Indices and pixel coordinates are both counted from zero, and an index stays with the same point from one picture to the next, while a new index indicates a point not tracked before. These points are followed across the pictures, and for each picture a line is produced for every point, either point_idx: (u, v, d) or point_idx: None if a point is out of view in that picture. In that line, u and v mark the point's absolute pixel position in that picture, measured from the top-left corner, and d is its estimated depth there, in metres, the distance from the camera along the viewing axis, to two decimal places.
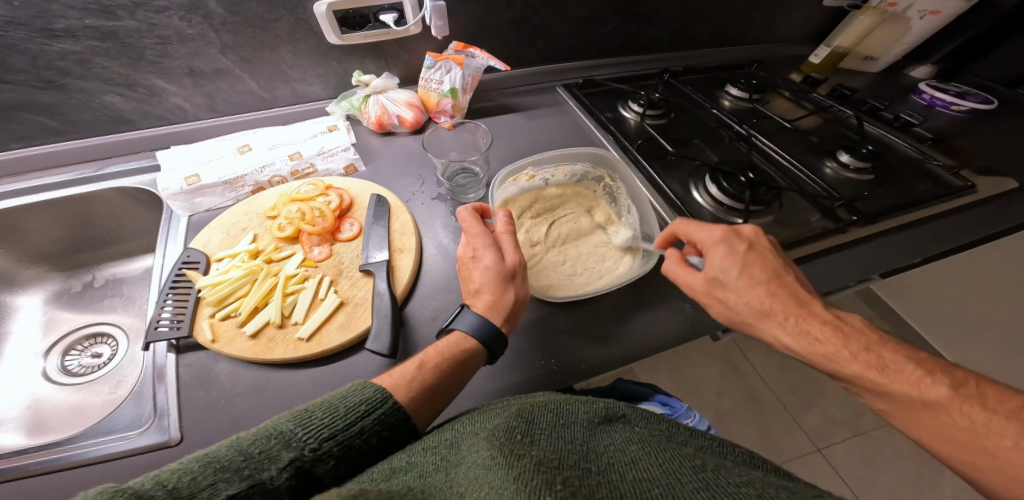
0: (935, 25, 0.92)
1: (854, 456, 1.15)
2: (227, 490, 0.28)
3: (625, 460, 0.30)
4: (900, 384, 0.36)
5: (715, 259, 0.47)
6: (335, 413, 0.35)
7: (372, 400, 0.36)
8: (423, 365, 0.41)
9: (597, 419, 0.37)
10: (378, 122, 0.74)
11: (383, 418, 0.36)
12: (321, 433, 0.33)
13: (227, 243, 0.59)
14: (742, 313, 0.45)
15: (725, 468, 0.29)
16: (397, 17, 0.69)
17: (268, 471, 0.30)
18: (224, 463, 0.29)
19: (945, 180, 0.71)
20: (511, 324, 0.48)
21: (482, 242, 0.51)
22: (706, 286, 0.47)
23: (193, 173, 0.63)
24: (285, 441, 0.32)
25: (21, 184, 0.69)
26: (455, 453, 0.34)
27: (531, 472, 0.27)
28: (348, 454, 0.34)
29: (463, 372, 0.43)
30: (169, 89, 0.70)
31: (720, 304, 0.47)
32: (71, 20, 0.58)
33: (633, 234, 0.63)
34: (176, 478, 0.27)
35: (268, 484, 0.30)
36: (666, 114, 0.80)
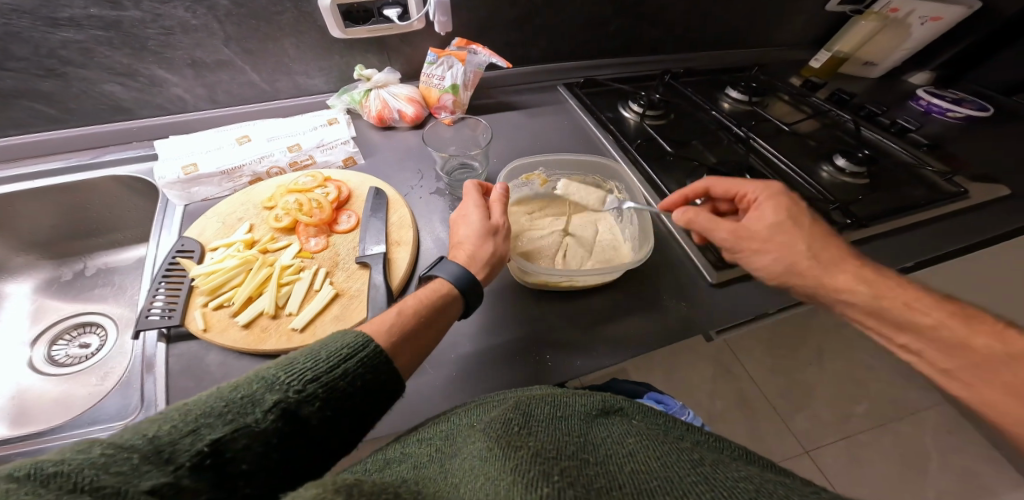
0: (934, 31, 0.93)
1: (842, 458, 1.15)
2: (211, 434, 0.24)
3: (623, 452, 0.30)
4: (984, 339, 0.37)
5: (771, 207, 0.47)
6: (318, 356, 0.32)
7: (355, 343, 0.34)
8: (401, 312, 0.40)
9: (595, 412, 0.37)
10: (379, 116, 0.74)
11: (369, 360, 0.33)
12: (305, 375, 0.30)
13: (223, 232, 0.59)
14: (806, 255, 0.45)
15: (722, 463, 0.29)
16: (401, 12, 0.69)
17: (252, 415, 0.27)
18: (204, 409, 0.25)
19: (939, 185, 0.71)
20: (489, 277, 0.49)
21: (473, 198, 0.52)
22: (771, 230, 0.46)
23: (191, 162, 0.63)
24: (268, 385, 0.28)
25: (18, 171, 0.69)
26: (451, 445, 0.35)
27: (528, 463, 0.27)
28: (336, 397, 0.31)
29: (441, 318, 0.43)
30: (171, 79, 0.70)
31: (781, 247, 0.45)
32: (76, 9, 0.58)
33: (631, 245, 0.59)
34: (156, 426, 0.24)
35: (254, 428, 0.26)
36: (666, 115, 0.81)
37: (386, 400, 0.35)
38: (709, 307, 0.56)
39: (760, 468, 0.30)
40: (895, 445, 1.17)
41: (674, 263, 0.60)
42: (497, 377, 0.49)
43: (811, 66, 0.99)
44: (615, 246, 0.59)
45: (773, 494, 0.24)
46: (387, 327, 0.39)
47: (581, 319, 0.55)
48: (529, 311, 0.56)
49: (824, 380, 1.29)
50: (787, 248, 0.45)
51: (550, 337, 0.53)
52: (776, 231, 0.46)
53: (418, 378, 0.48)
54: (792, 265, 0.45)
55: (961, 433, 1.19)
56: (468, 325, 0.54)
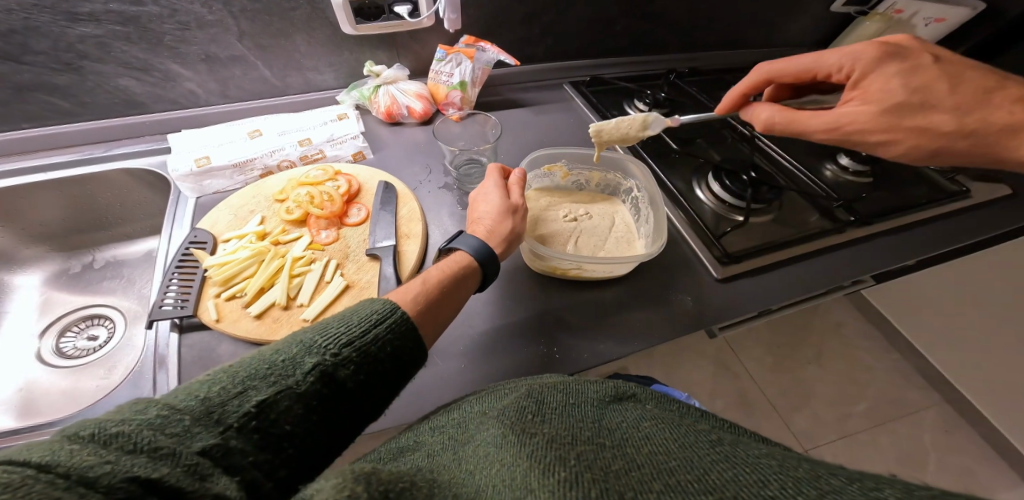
0: (940, 32, 0.95)
1: (840, 457, 1.16)
2: (257, 396, 0.26)
3: (639, 435, 0.31)
4: None
5: (878, 82, 0.47)
6: (350, 322, 0.33)
7: (383, 309, 0.35)
8: (427, 281, 0.42)
9: (608, 398, 0.38)
10: (388, 112, 0.75)
11: (397, 326, 0.34)
12: (340, 340, 0.31)
13: (235, 224, 0.60)
14: (950, 125, 0.46)
15: (742, 443, 0.29)
16: (411, 9, 0.70)
17: (292, 378, 0.28)
18: (250, 371, 0.27)
19: (940, 184, 0.72)
20: (506, 253, 0.50)
21: (493, 181, 0.55)
22: (893, 108, 0.47)
23: (204, 154, 0.64)
24: (306, 348, 0.30)
25: (30, 163, 0.70)
26: (463, 433, 0.35)
27: (544, 449, 0.28)
28: (368, 361, 0.32)
29: (462, 290, 0.45)
30: (184, 74, 0.70)
31: (896, 124, 0.47)
32: (96, 4, 0.59)
33: (644, 244, 0.59)
34: (205, 388, 0.25)
35: (297, 390, 0.28)
36: (671, 113, 0.81)
37: (411, 367, 0.36)
38: (714, 301, 0.57)
39: (773, 446, 0.31)
40: (892, 444, 1.18)
41: (680, 260, 0.61)
42: (504, 367, 0.50)
43: None
44: (629, 245, 0.60)
45: (795, 467, 0.25)
46: (414, 294, 0.40)
47: (588, 312, 0.56)
48: (536, 303, 0.57)
49: (824, 379, 1.29)
50: (906, 122, 0.47)
51: (557, 330, 0.54)
52: (892, 111, 0.47)
53: (427, 369, 0.49)
54: (938, 143, 0.47)
55: (960, 432, 1.19)
56: (476, 318, 0.55)
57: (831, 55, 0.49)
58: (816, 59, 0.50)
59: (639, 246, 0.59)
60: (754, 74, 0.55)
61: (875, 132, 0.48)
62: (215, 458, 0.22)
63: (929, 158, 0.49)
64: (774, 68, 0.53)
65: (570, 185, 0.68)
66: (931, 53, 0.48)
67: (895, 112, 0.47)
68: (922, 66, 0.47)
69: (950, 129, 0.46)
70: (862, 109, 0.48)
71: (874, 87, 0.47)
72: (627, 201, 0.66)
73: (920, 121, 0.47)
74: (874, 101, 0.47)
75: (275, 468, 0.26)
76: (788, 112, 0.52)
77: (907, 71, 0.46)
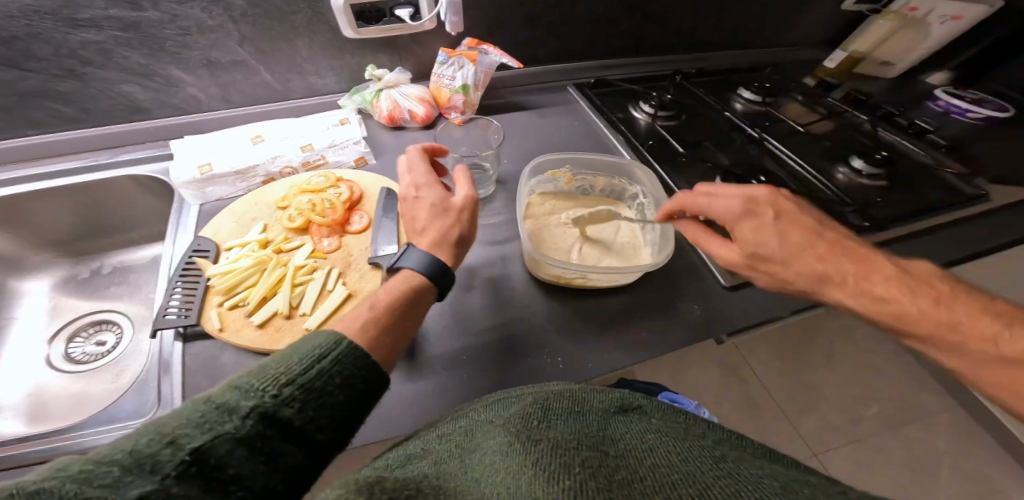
0: (956, 30, 0.91)
1: (850, 462, 1.15)
2: (191, 443, 0.22)
3: (642, 446, 0.30)
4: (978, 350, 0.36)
5: (743, 231, 0.44)
6: (291, 358, 0.29)
7: (327, 341, 0.32)
8: (374, 306, 0.40)
9: (612, 409, 0.37)
10: (390, 117, 0.74)
11: (345, 357, 0.31)
12: (279, 379, 0.28)
13: (237, 231, 0.59)
14: (802, 280, 0.42)
15: (745, 460, 0.28)
16: (413, 12, 0.69)
17: (229, 423, 0.24)
18: (176, 423, 0.23)
19: (957, 188, 0.70)
20: (457, 256, 0.49)
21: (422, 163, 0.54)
22: (754, 254, 0.44)
23: (206, 161, 0.63)
24: (242, 392, 0.26)
25: (36, 170, 0.70)
26: (470, 439, 0.35)
27: (548, 456, 0.28)
28: (319, 396, 0.29)
29: (414, 309, 0.43)
30: (186, 79, 0.70)
31: (781, 287, 0.44)
32: (96, 10, 0.58)
33: (650, 251, 0.58)
34: (122, 448, 0.21)
35: (237, 435, 0.24)
36: (678, 115, 0.80)
37: (370, 398, 0.33)
38: (720, 310, 0.56)
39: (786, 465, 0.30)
40: (904, 449, 1.16)
41: (686, 267, 0.60)
42: (508, 378, 0.49)
43: (825, 67, 0.97)
44: (635, 253, 0.58)
45: (798, 492, 0.24)
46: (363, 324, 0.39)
47: (592, 321, 0.55)
48: (540, 312, 0.56)
49: (834, 383, 1.27)
50: (788, 289, 0.44)
51: (561, 340, 0.53)
52: (752, 257, 0.44)
53: (429, 379, 0.49)
54: (790, 286, 0.44)
55: (974, 438, 1.17)
56: (480, 326, 0.54)
57: (717, 192, 0.47)
58: (704, 195, 0.48)
59: (645, 253, 0.58)
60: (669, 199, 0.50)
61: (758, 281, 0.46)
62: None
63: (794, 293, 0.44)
64: (682, 193, 0.50)
65: (575, 190, 0.67)
66: (797, 208, 0.45)
67: (774, 276, 0.44)
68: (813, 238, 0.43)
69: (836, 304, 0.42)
70: (738, 265, 0.46)
71: (745, 234, 0.44)
72: (632, 207, 0.65)
73: (805, 291, 0.43)
74: (750, 263, 0.45)
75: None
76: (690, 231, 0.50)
77: (792, 243, 0.42)
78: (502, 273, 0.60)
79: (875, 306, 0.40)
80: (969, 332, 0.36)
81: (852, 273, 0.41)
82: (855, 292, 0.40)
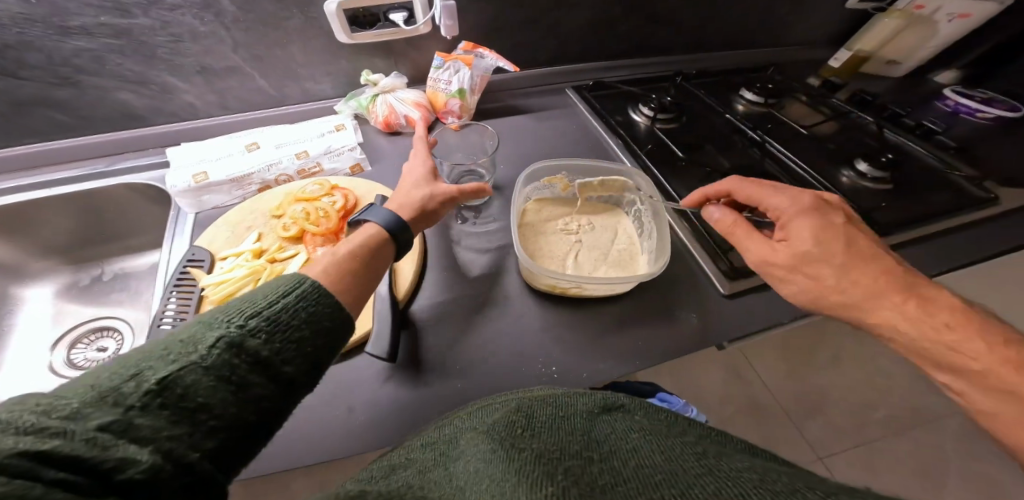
0: (965, 28, 0.89)
1: (855, 465, 1.15)
2: (157, 373, 0.24)
3: (626, 447, 0.31)
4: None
5: (800, 228, 0.44)
6: (252, 299, 0.31)
7: (287, 282, 0.34)
8: (335, 251, 0.41)
9: (596, 410, 0.38)
10: (386, 122, 0.73)
11: (305, 294, 0.33)
12: (241, 315, 0.30)
13: (232, 242, 0.59)
14: (842, 289, 0.42)
15: (726, 455, 0.30)
16: (407, 16, 0.68)
17: (194, 354, 0.26)
18: (144, 357, 0.25)
19: (965, 191, 0.68)
20: (420, 222, 0.51)
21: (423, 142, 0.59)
22: (802, 256, 0.43)
23: (201, 170, 0.63)
24: (207, 326, 0.28)
25: (36, 179, 0.71)
26: (455, 448, 0.35)
27: (532, 464, 0.28)
28: (283, 329, 0.30)
29: (375, 257, 0.44)
30: (181, 86, 0.70)
31: (816, 295, 0.43)
32: (87, 18, 0.58)
33: (647, 259, 0.57)
34: (94, 378, 0.23)
35: (203, 363, 0.26)
36: (679, 118, 0.78)
37: (337, 335, 0.35)
38: (718, 318, 0.55)
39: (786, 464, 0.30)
40: (910, 453, 1.15)
41: (685, 275, 0.59)
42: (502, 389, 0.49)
43: (830, 66, 0.95)
44: (631, 261, 0.58)
45: (776, 480, 0.25)
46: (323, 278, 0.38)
47: (589, 331, 0.54)
48: (535, 321, 0.55)
49: (840, 386, 1.26)
50: (823, 300, 0.43)
51: (556, 350, 0.53)
52: (800, 257, 0.43)
53: (423, 389, 0.49)
54: (823, 293, 0.43)
55: (983, 442, 1.15)
56: (474, 335, 0.54)
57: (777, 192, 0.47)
58: (767, 188, 0.48)
59: (641, 261, 0.57)
60: (719, 183, 0.53)
61: (791, 286, 0.45)
62: (118, 433, 0.21)
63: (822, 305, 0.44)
64: (738, 177, 0.51)
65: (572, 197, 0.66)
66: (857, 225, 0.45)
67: (814, 281, 0.43)
68: (868, 253, 0.42)
69: (882, 327, 0.41)
70: (776, 266, 0.45)
71: (798, 233, 0.44)
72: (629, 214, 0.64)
73: (843, 305, 0.42)
74: (791, 264, 0.44)
75: (201, 438, 0.24)
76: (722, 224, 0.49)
77: (845, 249, 0.42)
78: (498, 281, 0.59)
79: (929, 331, 0.38)
80: (1022, 371, 0.34)
81: (898, 292, 0.40)
82: (902, 311, 0.39)
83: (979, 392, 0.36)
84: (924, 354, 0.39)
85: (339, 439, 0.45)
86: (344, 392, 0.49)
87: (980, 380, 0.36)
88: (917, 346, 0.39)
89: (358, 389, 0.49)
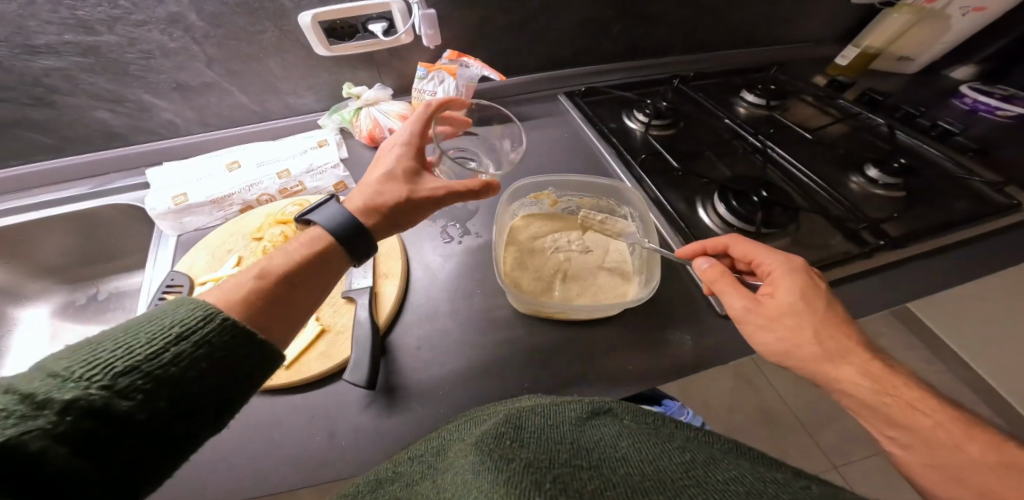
0: (980, 22, 0.83)
1: (875, 474, 1.11)
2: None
3: (616, 456, 0.30)
4: (977, 445, 0.35)
5: (785, 285, 0.42)
6: (135, 343, 0.27)
7: (187, 321, 0.29)
8: (262, 276, 0.37)
9: (584, 414, 0.36)
10: (370, 136, 0.71)
11: (211, 341, 0.29)
12: (115, 368, 0.25)
13: (212, 266, 0.57)
14: (814, 344, 0.40)
15: (714, 463, 0.29)
16: (387, 26, 0.66)
17: (39, 419, 0.22)
18: None
19: (987, 197, 0.64)
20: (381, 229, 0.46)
21: (416, 128, 0.50)
22: (784, 311, 0.41)
23: (181, 192, 0.62)
24: (62, 381, 0.24)
25: (22, 202, 0.69)
26: (444, 458, 0.32)
27: (521, 475, 0.26)
28: (164, 384, 0.27)
29: (312, 281, 0.39)
30: (158, 103, 0.68)
31: (790, 348, 0.41)
32: (51, 36, 0.56)
33: (642, 280, 0.55)
34: None
35: (50, 432, 0.22)
36: (675, 123, 0.75)
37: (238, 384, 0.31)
38: (717, 340, 0.52)
39: (788, 473, 0.28)
40: None
41: (679, 292, 0.57)
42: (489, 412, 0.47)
43: (837, 63, 0.90)
44: (626, 283, 0.55)
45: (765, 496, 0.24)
46: (241, 283, 0.36)
47: (581, 356, 0.51)
48: (523, 345, 0.52)
49: None
50: (794, 354, 0.41)
51: (544, 377, 0.50)
52: (786, 313, 0.41)
53: (405, 419, 0.46)
54: (798, 343, 0.40)
55: None
56: (458, 360, 0.51)
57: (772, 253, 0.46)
58: (758, 246, 0.47)
59: (635, 282, 0.55)
60: (719, 237, 0.50)
61: (766, 337, 0.42)
62: None
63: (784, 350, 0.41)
64: (733, 234, 0.49)
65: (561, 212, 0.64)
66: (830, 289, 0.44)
67: (792, 334, 0.40)
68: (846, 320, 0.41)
69: (842, 383, 0.39)
70: (757, 315, 0.42)
71: (783, 288, 0.42)
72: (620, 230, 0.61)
73: (812, 358, 0.40)
74: (771, 315, 0.42)
75: None
76: (708, 272, 0.46)
77: (827, 311, 0.41)
78: (484, 303, 0.56)
79: (890, 387, 0.38)
80: (975, 437, 0.35)
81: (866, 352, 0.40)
82: (865, 369, 0.39)
83: (927, 453, 0.36)
84: (878, 411, 0.38)
85: (316, 469, 0.42)
86: (324, 419, 0.46)
87: (933, 441, 0.36)
88: (874, 402, 0.38)
89: (337, 416, 0.46)
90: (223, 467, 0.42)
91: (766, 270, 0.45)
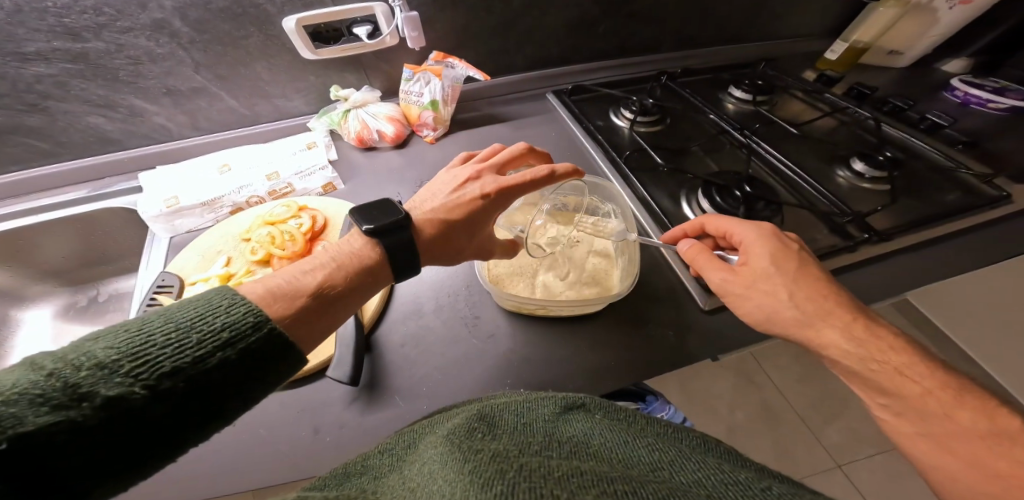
0: (968, 15, 0.84)
1: (878, 473, 1.09)
2: (14, 429, 0.21)
3: (586, 451, 0.30)
4: (972, 413, 0.35)
5: (760, 254, 0.44)
6: (185, 342, 0.27)
7: (239, 326, 0.29)
8: (322, 290, 0.37)
9: (559, 409, 0.37)
10: (360, 139, 0.72)
11: (252, 351, 0.29)
12: (161, 367, 0.26)
13: (203, 266, 0.58)
14: (791, 308, 0.41)
15: (681, 463, 0.28)
16: (372, 29, 0.67)
17: (74, 410, 0.23)
18: (24, 393, 0.22)
19: (976, 190, 0.63)
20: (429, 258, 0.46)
21: (519, 185, 0.49)
22: (761, 275, 0.43)
23: (173, 195, 0.63)
24: (106, 375, 0.24)
25: (20, 206, 0.70)
26: (412, 452, 0.33)
27: (485, 463, 0.26)
28: (195, 389, 0.27)
29: (356, 300, 0.39)
30: (150, 108, 0.70)
31: (771, 314, 0.42)
32: (40, 43, 0.58)
33: (624, 276, 0.55)
34: None
35: (80, 424, 0.23)
36: (661, 120, 0.75)
37: (259, 394, 0.30)
38: (702, 335, 0.52)
39: (751, 472, 0.29)
40: None
41: (661, 287, 0.57)
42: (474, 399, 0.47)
43: (827, 58, 0.90)
44: (612, 279, 0.55)
45: None
46: (300, 293, 0.36)
47: (564, 354, 0.51)
48: (508, 341, 0.53)
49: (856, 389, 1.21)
50: (775, 320, 0.42)
51: (528, 372, 0.50)
52: (759, 277, 0.43)
53: (390, 412, 0.46)
54: (777, 309, 0.41)
55: None
56: (444, 355, 0.51)
57: (745, 226, 0.47)
58: (729, 219, 0.49)
59: (618, 278, 0.56)
60: (694, 219, 0.53)
61: (746, 304, 0.43)
62: None
63: (767, 320, 0.42)
64: (708, 213, 0.52)
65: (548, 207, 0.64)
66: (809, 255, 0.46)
67: (770, 297, 0.42)
68: (824, 280, 0.43)
69: (829, 350, 0.40)
70: (735, 284, 0.44)
71: (752, 260, 0.44)
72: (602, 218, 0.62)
73: (792, 323, 0.41)
74: (747, 282, 0.43)
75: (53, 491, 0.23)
76: (688, 253, 0.48)
77: (798, 271, 0.43)
78: (468, 302, 0.57)
79: (876, 353, 0.39)
80: (965, 403, 0.36)
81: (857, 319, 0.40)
82: (848, 332, 0.39)
83: (920, 421, 0.36)
84: (870, 379, 0.38)
85: (303, 462, 0.43)
86: (310, 415, 0.46)
87: (927, 411, 0.36)
88: (861, 369, 0.39)
89: (324, 412, 0.47)
90: (214, 461, 0.43)
91: (738, 241, 0.47)
